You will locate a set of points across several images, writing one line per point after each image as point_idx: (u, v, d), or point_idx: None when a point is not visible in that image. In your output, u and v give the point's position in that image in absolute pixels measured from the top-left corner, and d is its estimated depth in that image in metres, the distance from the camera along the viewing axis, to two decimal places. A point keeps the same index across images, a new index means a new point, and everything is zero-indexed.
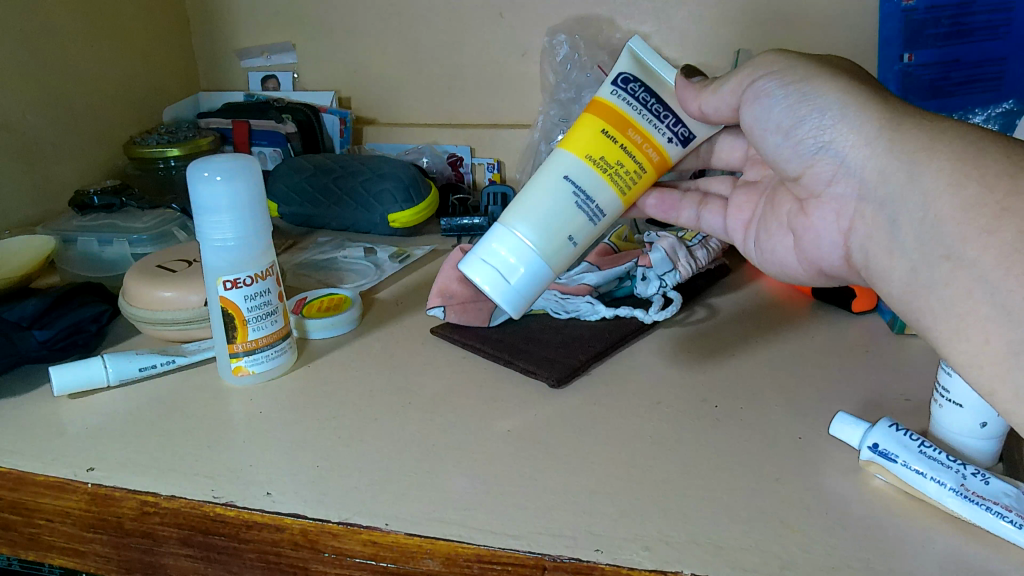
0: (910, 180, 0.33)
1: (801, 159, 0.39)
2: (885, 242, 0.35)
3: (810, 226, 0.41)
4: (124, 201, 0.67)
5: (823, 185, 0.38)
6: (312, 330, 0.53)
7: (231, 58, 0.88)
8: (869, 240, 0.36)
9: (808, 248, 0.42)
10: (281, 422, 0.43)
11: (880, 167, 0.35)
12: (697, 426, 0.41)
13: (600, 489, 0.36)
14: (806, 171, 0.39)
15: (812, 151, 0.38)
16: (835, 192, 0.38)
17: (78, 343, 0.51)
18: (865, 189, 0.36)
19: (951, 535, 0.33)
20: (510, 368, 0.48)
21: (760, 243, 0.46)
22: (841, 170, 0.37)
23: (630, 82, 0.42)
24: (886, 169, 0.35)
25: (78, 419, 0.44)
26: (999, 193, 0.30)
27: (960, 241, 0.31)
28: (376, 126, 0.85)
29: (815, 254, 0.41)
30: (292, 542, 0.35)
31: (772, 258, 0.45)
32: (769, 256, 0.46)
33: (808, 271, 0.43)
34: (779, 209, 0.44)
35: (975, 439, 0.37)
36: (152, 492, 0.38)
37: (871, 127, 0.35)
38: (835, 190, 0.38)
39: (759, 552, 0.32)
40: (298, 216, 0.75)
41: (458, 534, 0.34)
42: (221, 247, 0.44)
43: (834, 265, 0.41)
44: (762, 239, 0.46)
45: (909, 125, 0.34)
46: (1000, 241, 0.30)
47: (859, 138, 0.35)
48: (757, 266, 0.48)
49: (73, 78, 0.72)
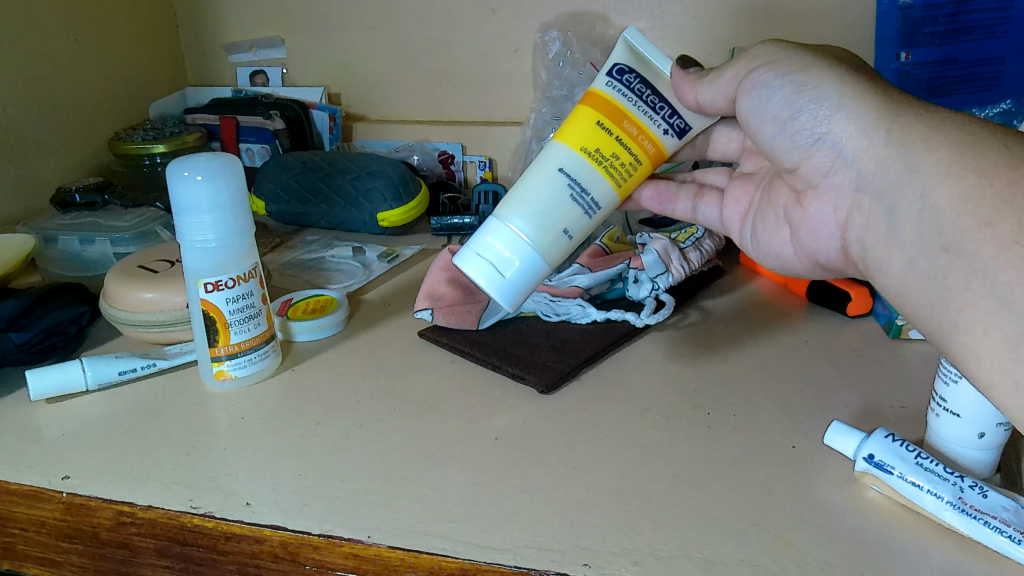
0: (908, 170, 0.32)
1: (798, 150, 0.38)
2: (882, 234, 0.34)
3: (807, 219, 0.40)
4: (107, 199, 0.66)
5: (820, 176, 0.37)
6: (296, 332, 0.52)
7: (218, 52, 0.86)
8: (867, 232, 0.36)
9: (805, 239, 0.41)
10: (263, 428, 0.42)
11: (878, 158, 0.34)
12: (688, 434, 0.40)
13: (587, 500, 0.35)
14: (803, 162, 0.38)
15: (810, 142, 0.37)
16: (832, 183, 0.37)
17: (56, 345, 0.50)
18: (863, 181, 0.35)
19: (947, 549, 0.32)
20: (499, 372, 0.47)
21: (757, 235, 0.45)
22: (839, 161, 0.36)
23: (625, 73, 0.41)
24: (883, 160, 0.34)
25: (55, 425, 0.43)
26: (999, 184, 0.29)
27: (959, 233, 0.30)
28: (365, 123, 0.84)
29: (812, 246, 0.40)
30: (272, 553, 0.35)
31: (769, 251, 0.44)
32: (766, 249, 0.45)
33: (806, 263, 0.42)
34: (776, 202, 0.43)
35: (972, 449, 0.36)
36: (126, 501, 0.37)
37: (868, 117, 0.34)
38: (832, 182, 0.37)
39: (750, 567, 0.31)
40: (285, 214, 0.74)
41: (442, 547, 0.33)
42: (201, 249, 0.43)
43: (831, 257, 0.40)
44: (759, 231, 0.45)
45: (908, 116, 0.33)
46: (1000, 232, 0.29)
47: (857, 129, 0.35)
48: (754, 257, 0.47)
49: (54, 70, 0.71)
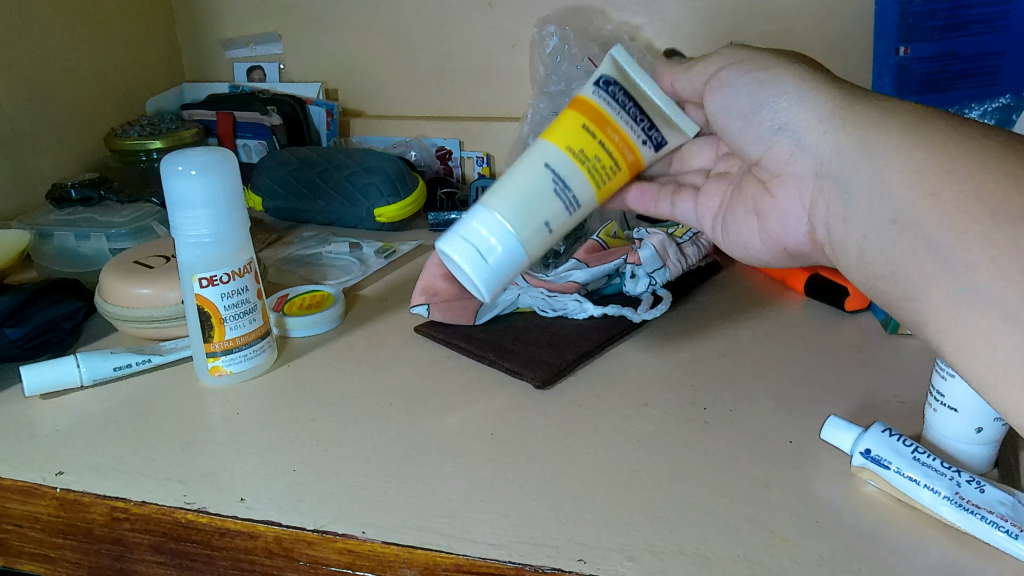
0: (862, 152, 0.32)
1: (761, 141, 0.38)
2: (842, 216, 0.34)
3: (775, 207, 0.39)
4: (102, 194, 0.66)
5: (783, 165, 0.38)
6: (292, 328, 0.52)
7: (215, 47, 0.86)
8: (830, 217, 0.35)
9: (772, 229, 0.40)
10: (258, 424, 0.42)
11: (833, 144, 0.34)
12: (685, 429, 0.40)
13: (582, 496, 0.35)
14: (766, 154, 0.38)
15: (771, 133, 0.37)
16: (794, 172, 0.37)
17: (52, 341, 0.50)
18: (823, 167, 0.35)
19: (945, 544, 0.32)
20: (496, 368, 0.47)
21: (726, 228, 0.44)
22: (797, 150, 0.36)
23: (610, 84, 0.42)
24: (838, 146, 0.34)
25: (49, 421, 0.43)
26: (942, 160, 0.30)
27: (910, 207, 0.30)
28: (363, 119, 0.84)
29: (779, 234, 0.40)
30: (266, 549, 0.34)
31: (738, 244, 0.44)
32: (735, 241, 0.44)
33: (776, 256, 0.42)
34: (743, 195, 0.42)
35: (969, 445, 0.35)
36: (120, 497, 0.36)
37: (824, 108, 0.35)
38: (794, 170, 0.37)
39: (747, 563, 0.31)
40: (282, 210, 0.73)
41: (436, 543, 0.33)
42: (195, 244, 0.43)
43: (799, 243, 0.39)
44: (727, 223, 0.44)
45: (864, 104, 0.34)
46: (944, 201, 0.29)
47: (814, 118, 0.35)
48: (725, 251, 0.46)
49: (50, 66, 0.70)
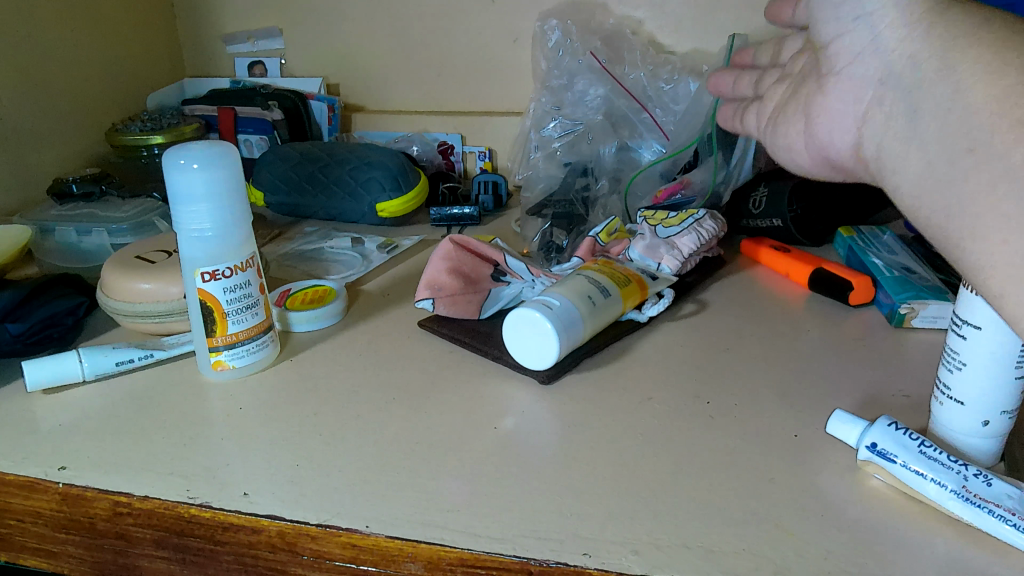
0: (941, 68, 0.29)
1: (836, 24, 0.34)
2: (902, 131, 0.31)
3: (825, 109, 0.36)
4: (104, 189, 0.66)
5: (848, 61, 0.34)
6: (294, 323, 0.52)
7: (216, 42, 0.86)
8: (887, 130, 0.32)
9: (818, 133, 0.37)
10: (261, 418, 0.42)
11: (914, 54, 0.31)
12: (689, 423, 0.40)
13: (586, 490, 0.35)
14: (835, 41, 0.35)
15: (849, 19, 0.33)
16: (858, 72, 0.33)
17: (53, 337, 0.49)
18: (887, 72, 0.32)
19: (951, 538, 0.32)
20: (499, 363, 0.46)
21: (774, 128, 0.41)
22: (872, 48, 0.33)
23: None
24: (918, 57, 0.31)
25: (52, 416, 0.43)
26: None
27: (989, 131, 0.27)
28: (364, 114, 0.83)
29: (824, 140, 0.37)
30: (269, 544, 0.34)
31: (783, 146, 0.41)
32: (782, 142, 0.41)
33: (818, 166, 0.39)
34: (801, 89, 0.39)
35: (976, 438, 0.35)
36: (123, 492, 0.36)
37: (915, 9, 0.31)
38: (858, 69, 0.33)
39: (752, 557, 0.31)
40: (284, 205, 0.73)
41: (440, 537, 0.32)
42: (197, 237, 0.43)
43: (840, 155, 0.36)
44: (777, 122, 0.41)
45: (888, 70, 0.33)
46: None
47: (897, 18, 0.32)
48: (771, 155, 0.43)
49: (50, 60, 0.70)
